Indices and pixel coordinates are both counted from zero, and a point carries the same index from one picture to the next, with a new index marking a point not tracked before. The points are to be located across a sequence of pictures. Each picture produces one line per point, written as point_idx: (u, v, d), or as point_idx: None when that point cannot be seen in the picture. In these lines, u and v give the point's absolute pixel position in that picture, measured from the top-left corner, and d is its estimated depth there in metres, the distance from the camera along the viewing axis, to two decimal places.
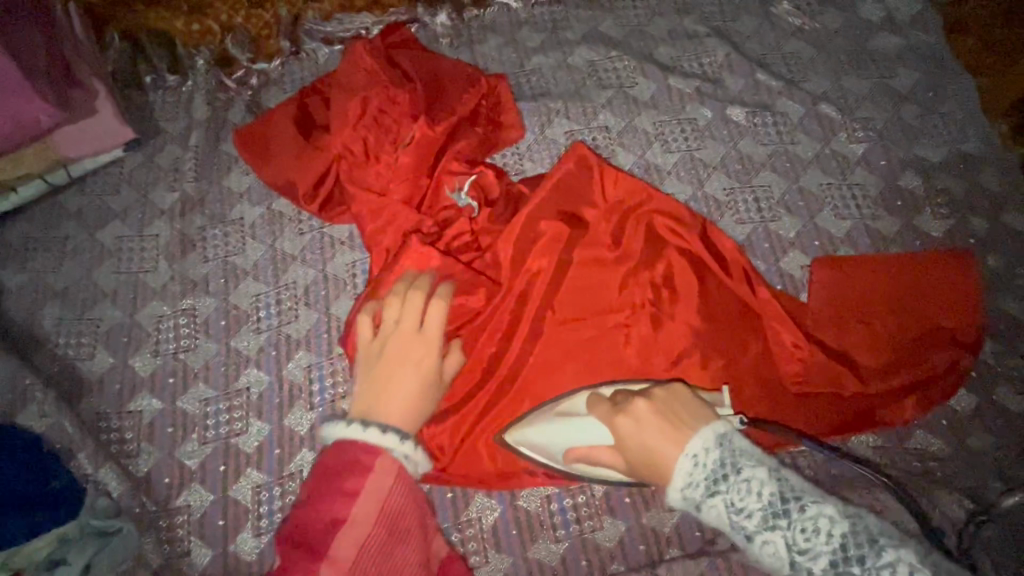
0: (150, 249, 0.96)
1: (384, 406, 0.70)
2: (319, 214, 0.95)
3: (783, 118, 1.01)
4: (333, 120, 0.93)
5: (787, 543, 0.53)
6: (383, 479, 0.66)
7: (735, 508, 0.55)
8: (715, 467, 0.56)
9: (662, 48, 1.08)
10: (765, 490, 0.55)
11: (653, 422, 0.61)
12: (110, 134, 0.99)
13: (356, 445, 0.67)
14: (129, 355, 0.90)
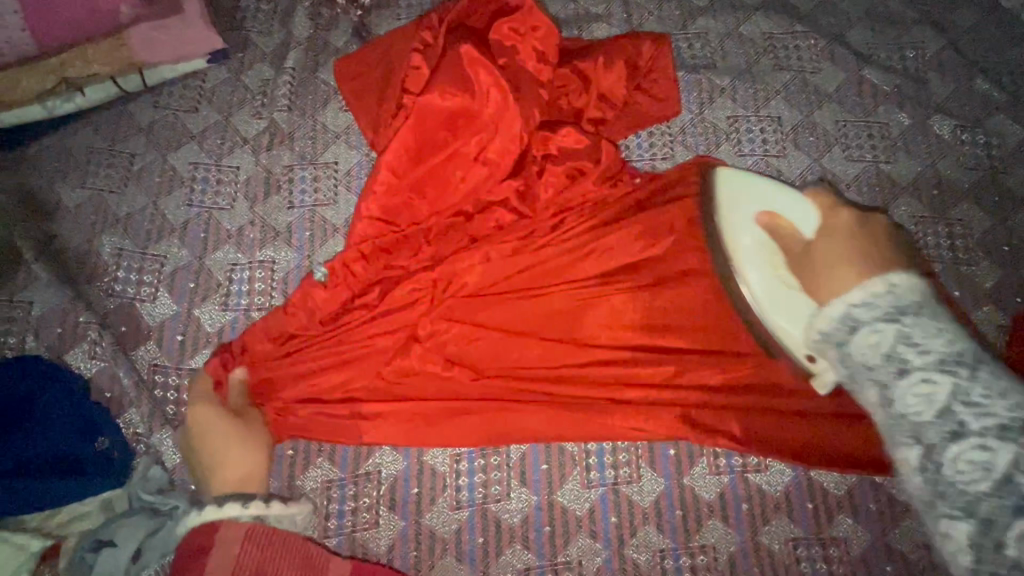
0: (227, 183, 0.83)
1: (223, 473, 0.65)
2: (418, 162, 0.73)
3: (998, 139, 0.82)
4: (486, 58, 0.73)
5: (953, 391, 0.53)
6: (224, 548, 0.60)
7: (912, 345, 0.55)
8: (889, 306, 0.56)
9: (857, 31, 0.89)
10: (953, 344, 0.55)
11: (849, 238, 0.61)
12: (195, 41, 0.84)
13: (200, 533, 0.61)
14: (194, 304, 0.78)
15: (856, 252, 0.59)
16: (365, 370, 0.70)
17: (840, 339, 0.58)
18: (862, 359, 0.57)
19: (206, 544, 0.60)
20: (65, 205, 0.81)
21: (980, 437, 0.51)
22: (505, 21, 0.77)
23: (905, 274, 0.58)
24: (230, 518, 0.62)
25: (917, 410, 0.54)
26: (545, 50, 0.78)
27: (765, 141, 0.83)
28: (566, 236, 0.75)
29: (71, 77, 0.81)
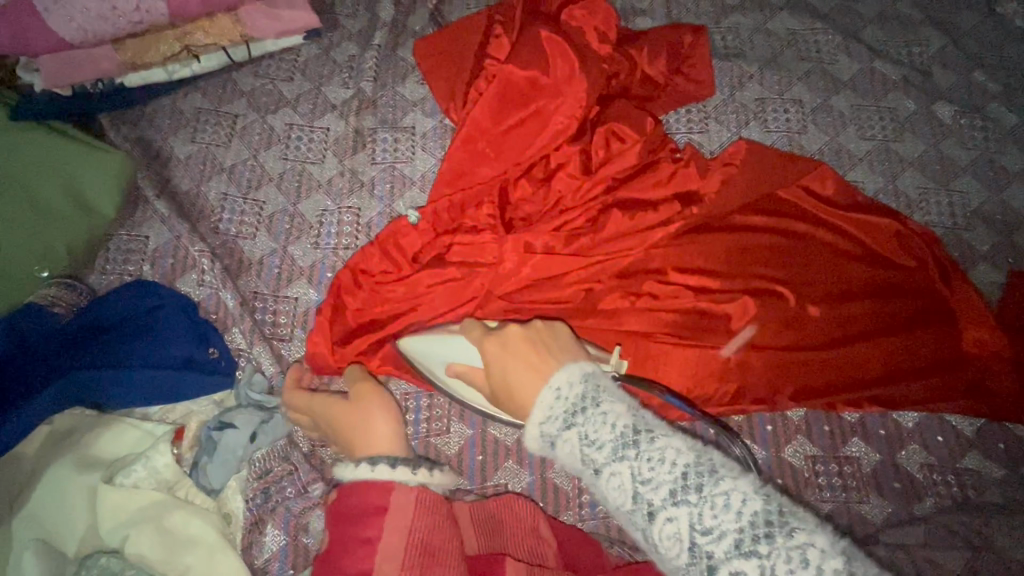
0: (318, 141, 0.95)
1: (366, 439, 0.63)
2: (491, 125, 0.85)
3: (994, 124, 0.94)
4: (555, 41, 0.85)
5: (632, 475, 0.47)
6: (401, 513, 0.58)
7: (700, 523, 0.44)
8: (624, 432, 0.48)
9: (870, 29, 1.01)
10: (620, 420, 0.49)
11: (518, 351, 0.57)
12: (294, 20, 0.97)
13: (371, 489, 0.59)
14: (289, 242, 0.89)
15: (523, 366, 0.56)
16: (437, 300, 0.82)
17: (549, 452, 0.52)
18: (670, 555, 0.45)
19: (381, 505, 0.58)
20: (177, 156, 0.93)
21: (727, 563, 0.42)
22: (570, 8, 0.90)
23: (574, 369, 0.53)
24: (403, 479, 0.59)
25: (672, 550, 0.45)
26: (605, 32, 0.90)
27: (788, 120, 0.95)
28: (610, 197, 0.86)
29: (191, 45, 0.94)
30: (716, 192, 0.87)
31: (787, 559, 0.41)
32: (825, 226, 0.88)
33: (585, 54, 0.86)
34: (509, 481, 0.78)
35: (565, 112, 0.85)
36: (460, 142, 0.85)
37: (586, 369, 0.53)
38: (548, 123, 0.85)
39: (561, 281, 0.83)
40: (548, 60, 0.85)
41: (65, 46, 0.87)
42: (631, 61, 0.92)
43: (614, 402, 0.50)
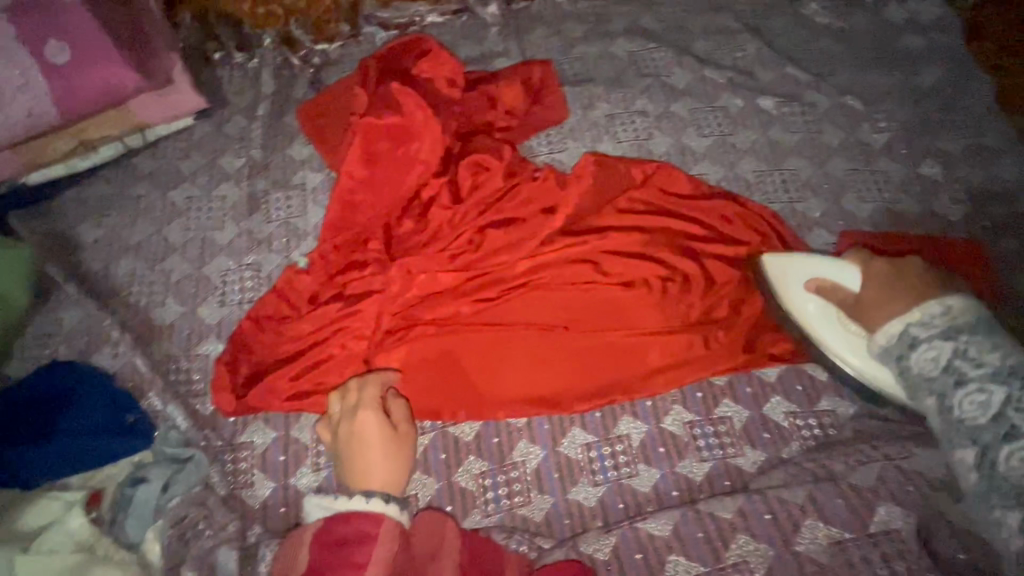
0: (217, 209, 1.03)
1: (379, 469, 0.73)
2: (362, 174, 0.95)
3: (810, 108, 1.08)
4: (408, 93, 0.96)
5: (1006, 399, 0.63)
6: (387, 544, 0.67)
7: (968, 359, 0.66)
8: (945, 325, 0.69)
9: (698, 42, 1.15)
10: (1010, 357, 0.65)
11: (908, 277, 0.77)
12: (183, 103, 1.08)
13: (347, 519, 0.68)
14: (197, 304, 0.96)
15: (903, 285, 0.76)
16: (336, 335, 0.90)
17: (902, 350, 0.72)
18: (970, 416, 0.64)
19: (373, 533, 0.67)
20: (86, 241, 1.01)
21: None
22: (422, 67, 1.02)
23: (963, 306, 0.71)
24: (392, 515, 0.69)
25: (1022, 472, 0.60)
26: (454, 79, 1.03)
27: (636, 130, 1.07)
28: (481, 218, 0.95)
29: (88, 139, 1.03)
30: (575, 199, 0.97)
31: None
32: (679, 214, 0.98)
33: (435, 102, 0.99)
34: (419, 491, 0.85)
35: (427, 152, 0.96)
36: (340, 192, 0.95)
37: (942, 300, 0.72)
38: (413, 164, 0.95)
39: (447, 300, 0.92)
40: (404, 110, 0.96)
41: None
42: (483, 99, 1.03)
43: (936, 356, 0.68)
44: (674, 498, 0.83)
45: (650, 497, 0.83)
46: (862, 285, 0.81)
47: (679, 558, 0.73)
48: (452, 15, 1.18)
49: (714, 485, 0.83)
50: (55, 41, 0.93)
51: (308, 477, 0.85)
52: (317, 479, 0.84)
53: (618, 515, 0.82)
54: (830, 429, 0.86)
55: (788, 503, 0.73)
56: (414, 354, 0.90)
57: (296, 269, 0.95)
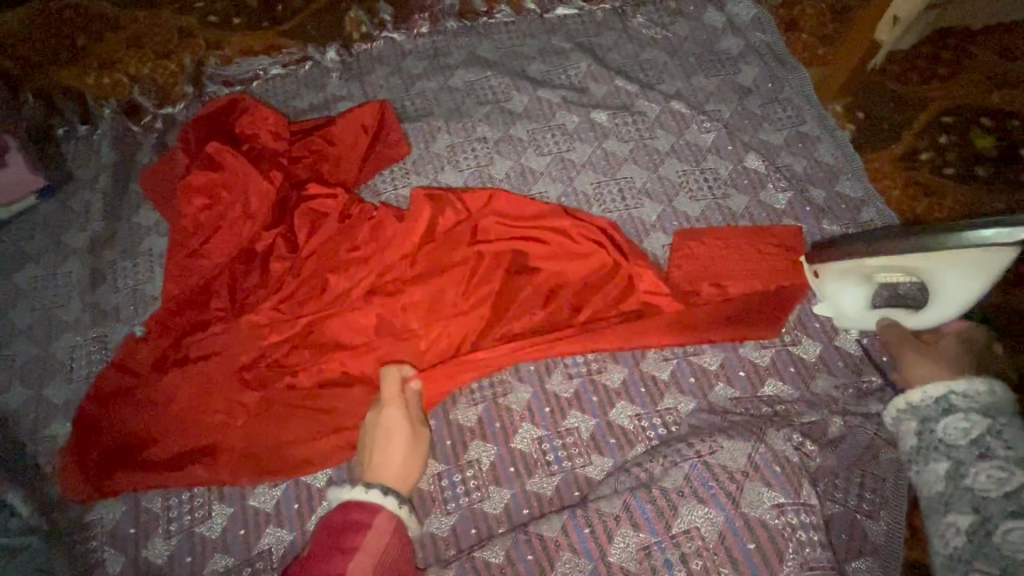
0: (63, 285, 1.02)
1: (394, 468, 0.73)
2: (196, 239, 0.98)
3: (641, 116, 1.13)
4: (230, 154, 1.00)
5: (987, 429, 0.65)
6: (380, 535, 0.65)
7: (1000, 439, 0.64)
8: (936, 401, 0.71)
9: (533, 65, 1.20)
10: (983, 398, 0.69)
11: (974, 285, 0.77)
12: (22, 184, 1.06)
13: (359, 508, 0.66)
14: (43, 385, 0.95)
15: (962, 291, 0.78)
16: (177, 400, 0.89)
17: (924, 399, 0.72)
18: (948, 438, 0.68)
19: (369, 523, 0.65)
20: None
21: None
22: (251, 126, 1.05)
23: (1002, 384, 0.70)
24: (389, 508, 0.67)
25: (985, 486, 0.61)
26: (280, 131, 1.06)
27: (476, 157, 1.11)
28: (319, 263, 0.96)
29: None
30: (413, 231, 0.98)
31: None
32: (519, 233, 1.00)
33: (262, 157, 1.02)
34: (272, 545, 0.84)
35: (257, 207, 0.98)
36: (179, 258, 0.98)
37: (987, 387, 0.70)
38: (245, 220, 0.98)
39: (290, 348, 0.92)
40: (229, 171, 0.99)
41: None
42: (316, 145, 1.06)
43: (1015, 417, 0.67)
44: (524, 516, 0.84)
45: (501, 518, 0.84)
46: (940, 281, 0.79)
47: None
48: (294, 64, 1.22)
49: (563, 497, 0.85)
50: None
51: (159, 546, 0.84)
52: (168, 547, 0.84)
53: (470, 541, 0.83)
54: (672, 426, 0.89)
55: (605, 514, 0.78)
56: (261, 409, 0.90)
57: (137, 339, 0.95)
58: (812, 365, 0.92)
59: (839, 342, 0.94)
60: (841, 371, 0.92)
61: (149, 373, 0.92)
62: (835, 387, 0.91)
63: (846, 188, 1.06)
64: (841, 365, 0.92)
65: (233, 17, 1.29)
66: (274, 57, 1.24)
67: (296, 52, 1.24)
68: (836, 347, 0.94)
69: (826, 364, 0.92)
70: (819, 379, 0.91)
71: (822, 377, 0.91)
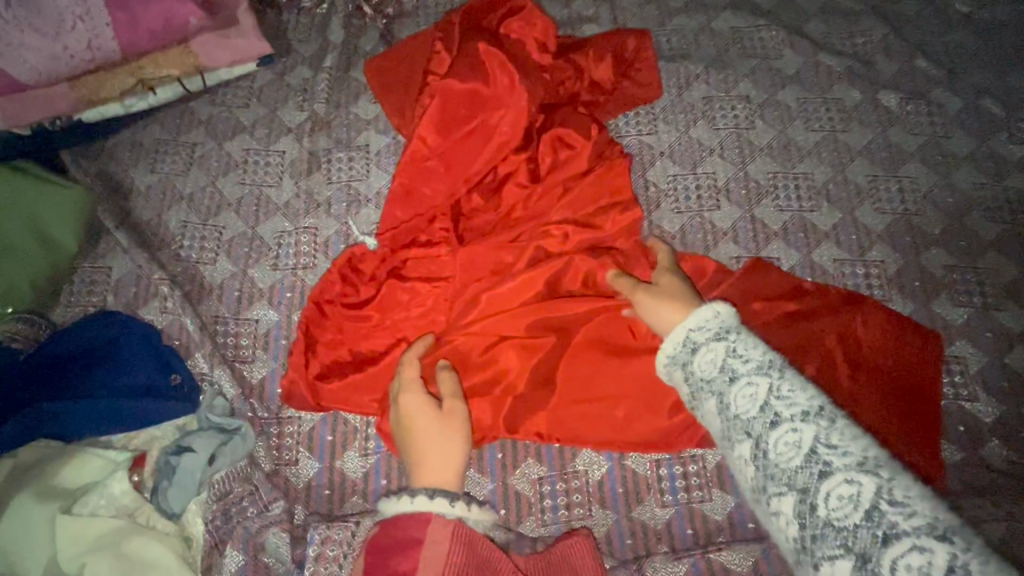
0: (275, 165, 0.96)
1: (435, 467, 0.65)
2: (438, 141, 0.87)
3: (938, 109, 0.96)
4: (491, 55, 0.89)
5: (814, 435, 0.50)
6: (437, 547, 0.59)
7: (782, 398, 0.53)
8: (718, 328, 0.59)
9: (813, 24, 1.03)
10: (812, 393, 0.53)
11: None
12: (248, 49, 0.99)
13: (410, 522, 0.61)
14: (249, 265, 0.90)
15: None
16: (396, 317, 0.83)
17: (684, 359, 0.60)
18: (779, 459, 0.51)
19: (418, 538, 0.60)
20: (138, 187, 0.95)
21: (914, 537, 0.43)
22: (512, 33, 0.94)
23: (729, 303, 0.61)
24: (440, 512, 0.61)
25: (843, 514, 0.47)
26: (545, 42, 0.95)
27: (736, 117, 0.96)
28: (562, 204, 0.86)
29: (146, 78, 0.96)
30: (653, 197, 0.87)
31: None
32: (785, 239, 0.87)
33: (522, 65, 0.90)
34: (472, 490, 0.79)
35: (509, 124, 0.87)
36: (415, 150, 0.87)
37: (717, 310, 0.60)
38: (492, 135, 0.87)
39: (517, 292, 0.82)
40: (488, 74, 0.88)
41: (21, 88, 0.88)
42: (570, 71, 0.95)
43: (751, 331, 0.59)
44: (749, 531, 0.75)
45: (722, 526, 0.76)
46: None
47: None
48: None
49: None
50: None
51: (355, 461, 0.78)
52: (365, 464, 0.78)
53: (686, 542, 0.75)
54: None
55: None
56: (486, 348, 0.80)
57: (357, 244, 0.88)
58: None
59: None
60: None
61: (369, 281, 0.86)
62: None
63: None
64: None
65: None
66: None
67: None
68: None
69: None
70: None
71: None
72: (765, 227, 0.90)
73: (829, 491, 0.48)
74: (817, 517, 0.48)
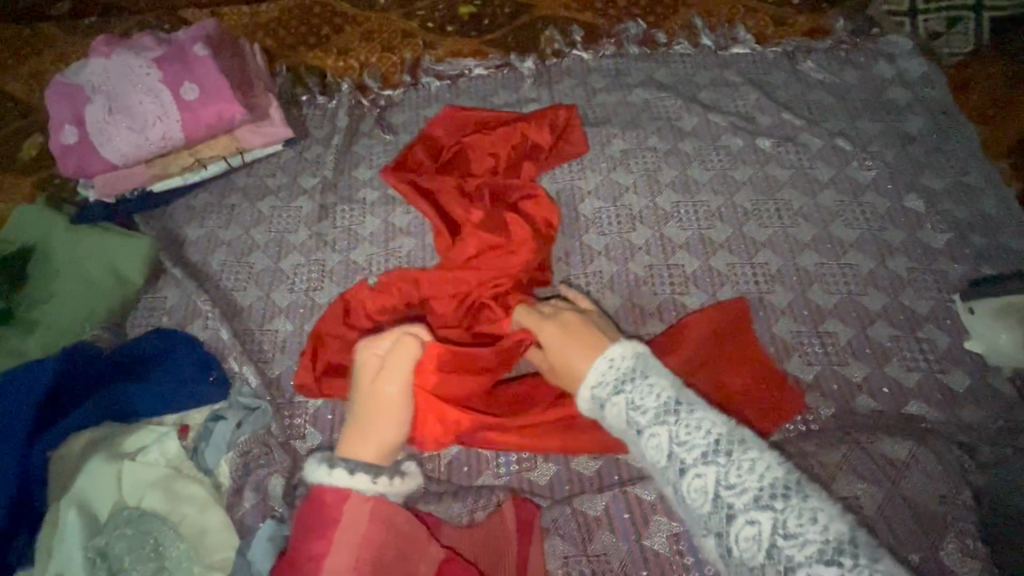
0: (294, 217, 1.25)
1: (362, 439, 0.77)
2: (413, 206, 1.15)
3: (804, 148, 1.23)
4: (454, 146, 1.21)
5: (716, 478, 0.66)
6: (353, 524, 0.72)
7: (641, 409, 0.71)
8: (629, 371, 0.74)
9: (704, 92, 1.33)
10: (669, 395, 0.71)
11: None
12: (276, 133, 1.32)
13: (329, 495, 0.73)
14: (271, 290, 1.17)
15: None
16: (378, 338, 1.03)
17: (599, 414, 0.75)
18: (662, 449, 0.70)
19: (337, 516, 0.72)
20: (190, 238, 1.24)
21: (746, 512, 0.64)
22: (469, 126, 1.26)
23: (625, 352, 0.75)
24: (357, 488, 0.73)
25: (750, 551, 0.63)
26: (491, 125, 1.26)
27: (646, 162, 1.24)
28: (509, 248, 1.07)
29: (201, 158, 1.29)
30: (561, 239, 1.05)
31: (799, 516, 0.62)
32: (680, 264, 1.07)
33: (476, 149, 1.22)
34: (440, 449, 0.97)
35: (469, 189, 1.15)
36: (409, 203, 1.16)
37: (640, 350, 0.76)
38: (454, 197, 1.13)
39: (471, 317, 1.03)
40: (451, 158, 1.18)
41: (114, 168, 1.22)
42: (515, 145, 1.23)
43: (662, 378, 0.73)
44: None
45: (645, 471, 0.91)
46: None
47: (662, 518, 0.86)
48: (495, 68, 1.44)
49: None
50: (187, 83, 1.22)
51: None
52: None
53: (613, 484, 0.91)
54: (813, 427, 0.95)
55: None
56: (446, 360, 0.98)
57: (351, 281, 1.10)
58: (958, 397, 0.96)
59: (990, 382, 0.96)
60: (990, 407, 0.94)
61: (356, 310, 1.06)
62: (982, 420, 0.94)
63: (1008, 240, 1.09)
64: (990, 401, 0.95)
65: (447, 25, 1.53)
66: (479, 60, 1.46)
67: (497, 58, 1.46)
68: (987, 385, 0.96)
69: (974, 397, 0.95)
70: (966, 411, 0.94)
71: (969, 409, 0.94)
72: (671, 242, 1.15)
73: (708, 513, 0.66)
74: (698, 519, 0.67)
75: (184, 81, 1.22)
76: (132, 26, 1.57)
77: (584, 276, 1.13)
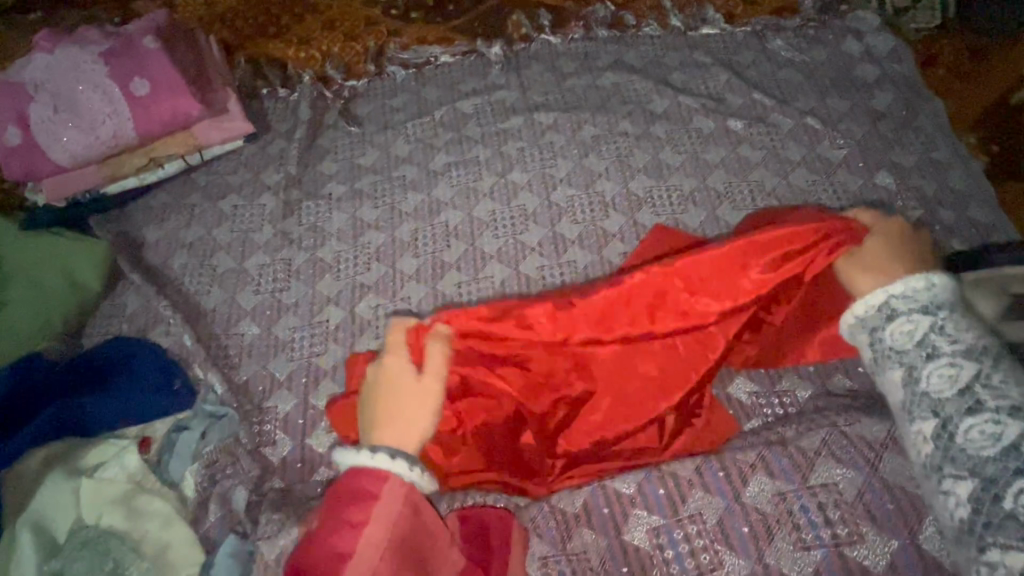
0: (258, 214, 1.21)
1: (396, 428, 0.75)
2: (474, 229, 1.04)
3: (775, 128, 1.22)
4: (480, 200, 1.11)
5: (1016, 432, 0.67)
6: (390, 505, 0.71)
7: (943, 335, 0.75)
8: (927, 301, 0.78)
9: (675, 74, 1.31)
10: (975, 336, 0.75)
11: None
12: (235, 128, 1.27)
13: (368, 474, 0.72)
14: (237, 292, 1.13)
15: None
16: None
17: (882, 323, 0.79)
18: (935, 388, 0.73)
19: (376, 492, 0.71)
20: (149, 240, 1.20)
21: None
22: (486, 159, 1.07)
23: (944, 280, 0.79)
24: (395, 472, 0.73)
25: None
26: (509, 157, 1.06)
27: (618, 147, 1.22)
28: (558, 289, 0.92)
29: (156, 157, 1.24)
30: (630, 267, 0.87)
31: None
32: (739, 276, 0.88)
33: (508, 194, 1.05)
34: None
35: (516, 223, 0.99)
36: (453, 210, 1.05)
37: (931, 280, 0.79)
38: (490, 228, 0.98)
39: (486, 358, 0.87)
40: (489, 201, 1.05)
41: (63, 171, 1.17)
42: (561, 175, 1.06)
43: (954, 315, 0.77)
44: None
45: None
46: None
47: (643, 512, 0.81)
48: (462, 55, 1.40)
49: None
50: (138, 78, 1.16)
51: (323, 436, 0.96)
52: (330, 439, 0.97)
53: None
54: (790, 407, 0.95)
55: (740, 462, 0.82)
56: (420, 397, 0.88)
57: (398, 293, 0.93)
58: None
59: None
60: None
61: None
62: None
63: (977, 214, 1.10)
64: None
65: (412, 12, 1.48)
66: (445, 48, 1.42)
67: (464, 45, 1.42)
68: None
69: None
70: None
71: None
72: (645, 228, 1.13)
73: (987, 456, 0.67)
74: (964, 458, 0.69)
75: (134, 76, 1.16)
76: (81, 20, 1.50)
77: (558, 265, 1.11)
